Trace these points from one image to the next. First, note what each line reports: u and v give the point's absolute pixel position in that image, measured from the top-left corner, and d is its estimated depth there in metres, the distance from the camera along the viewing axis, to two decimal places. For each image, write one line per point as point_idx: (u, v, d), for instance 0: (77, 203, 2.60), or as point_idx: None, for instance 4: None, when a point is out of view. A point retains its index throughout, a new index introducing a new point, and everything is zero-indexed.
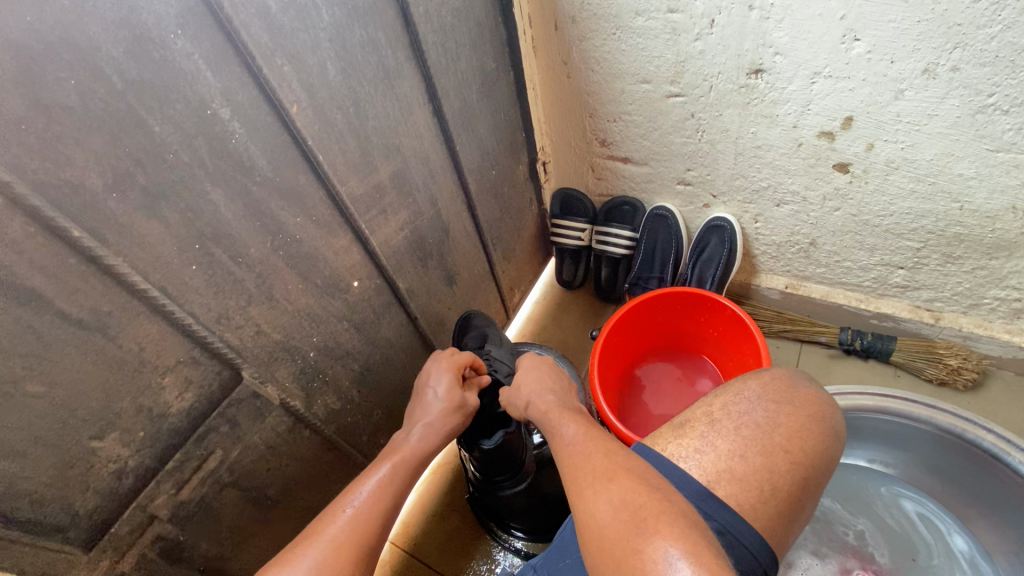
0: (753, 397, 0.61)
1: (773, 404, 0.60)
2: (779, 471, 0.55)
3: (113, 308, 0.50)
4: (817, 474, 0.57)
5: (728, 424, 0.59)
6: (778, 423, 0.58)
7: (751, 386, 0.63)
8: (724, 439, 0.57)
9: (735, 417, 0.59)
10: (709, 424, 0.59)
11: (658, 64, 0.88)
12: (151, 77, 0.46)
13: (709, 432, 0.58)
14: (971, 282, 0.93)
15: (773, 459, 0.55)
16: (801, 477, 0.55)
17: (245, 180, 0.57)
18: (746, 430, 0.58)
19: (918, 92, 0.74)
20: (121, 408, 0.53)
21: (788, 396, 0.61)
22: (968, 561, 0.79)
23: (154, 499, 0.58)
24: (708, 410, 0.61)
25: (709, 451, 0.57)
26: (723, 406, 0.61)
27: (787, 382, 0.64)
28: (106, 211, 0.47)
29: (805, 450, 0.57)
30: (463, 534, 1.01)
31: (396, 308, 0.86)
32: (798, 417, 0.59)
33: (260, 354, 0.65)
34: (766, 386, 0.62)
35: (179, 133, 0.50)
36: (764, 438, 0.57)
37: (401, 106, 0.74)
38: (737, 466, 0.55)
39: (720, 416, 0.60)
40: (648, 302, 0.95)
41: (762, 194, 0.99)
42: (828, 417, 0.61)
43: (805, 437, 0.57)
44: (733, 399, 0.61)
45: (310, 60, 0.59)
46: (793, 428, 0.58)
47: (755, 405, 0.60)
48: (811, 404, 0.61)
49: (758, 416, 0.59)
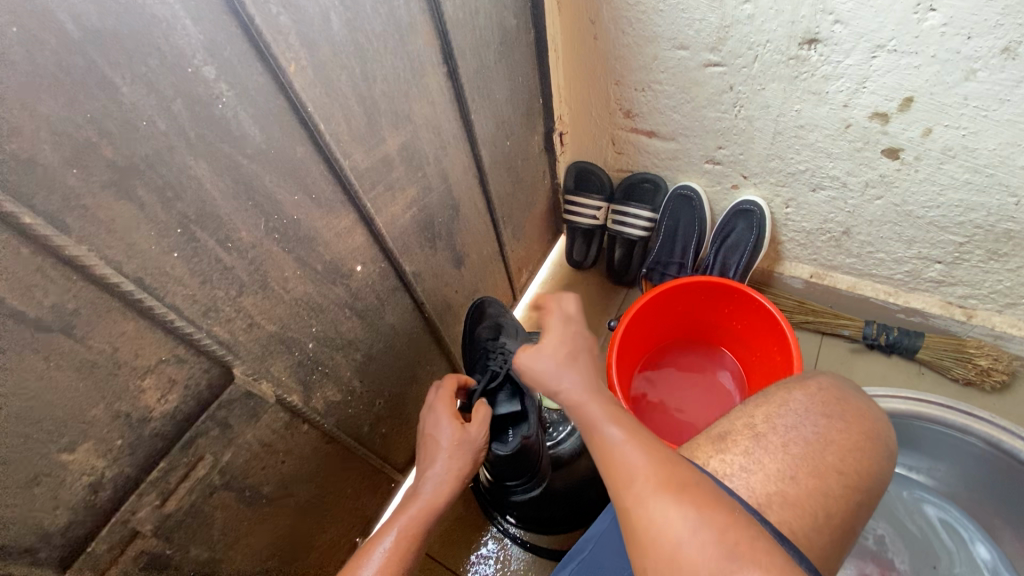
0: (800, 409, 0.53)
1: (823, 418, 0.52)
2: (834, 496, 0.48)
3: (79, 305, 0.42)
4: (870, 497, 0.50)
5: (774, 441, 0.51)
6: (830, 441, 0.51)
7: (797, 397, 0.54)
8: (770, 457, 0.49)
9: (782, 433, 0.51)
10: (752, 439, 0.51)
11: (699, 28, 0.79)
12: (116, 24, 0.37)
13: (754, 449, 0.50)
14: (1013, 281, 0.87)
15: (826, 482, 0.48)
16: (855, 502, 0.49)
17: (234, 153, 0.48)
18: (795, 448, 0.50)
19: (992, 73, 0.66)
20: (94, 415, 0.46)
21: (838, 409, 0.53)
22: (991, 570, 0.75)
23: (136, 513, 0.51)
24: (750, 421, 0.53)
25: (755, 471, 0.49)
26: (766, 418, 0.53)
27: (835, 392, 0.55)
28: (65, 191, 0.39)
29: (859, 472, 0.50)
30: (466, 523, 0.97)
31: (402, 293, 0.78)
32: (851, 433, 0.52)
33: (254, 348, 0.58)
34: (814, 397, 0.54)
35: (153, 96, 0.41)
36: (815, 458, 0.49)
37: (413, 67, 0.65)
38: (788, 489, 0.47)
39: (764, 430, 0.52)
40: (674, 288, 0.88)
41: (798, 177, 0.91)
42: (880, 432, 0.54)
43: (859, 458, 0.50)
44: (778, 411, 0.53)
45: (310, 10, 0.50)
46: (845, 447, 0.51)
47: (804, 419, 0.52)
48: (863, 419, 0.53)
49: (808, 432, 0.51)
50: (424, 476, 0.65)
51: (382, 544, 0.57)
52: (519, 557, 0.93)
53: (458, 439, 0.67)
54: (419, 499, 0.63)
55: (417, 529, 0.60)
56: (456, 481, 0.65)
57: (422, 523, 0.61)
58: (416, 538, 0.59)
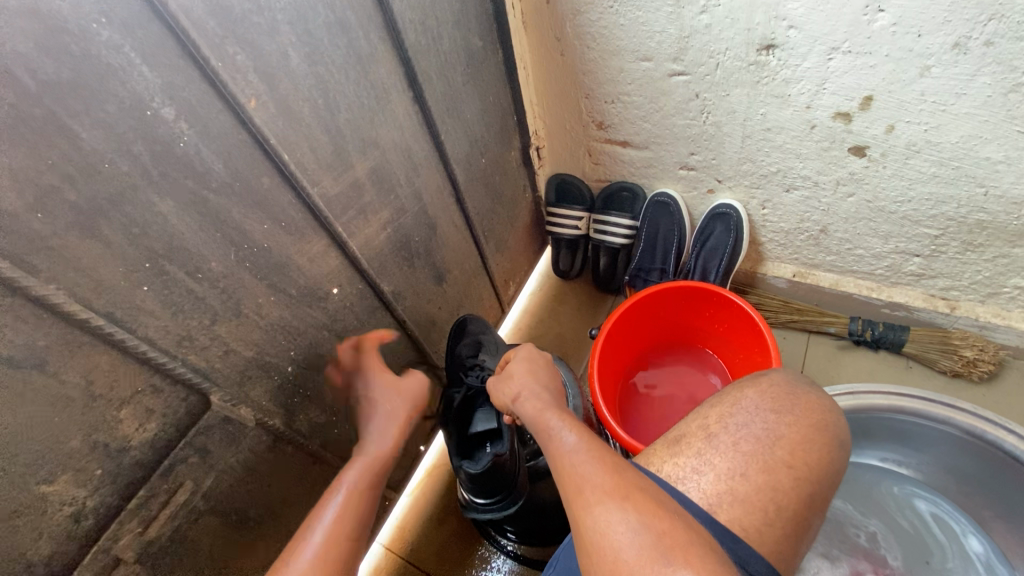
0: (751, 407, 0.53)
1: (773, 414, 0.52)
2: (784, 490, 0.48)
3: (51, 341, 0.44)
4: (824, 488, 0.50)
5: (725, 440, 0.51)
6: (780, 435, 0.51)
7: (748, 395, 0.54)
8: (722, 456, 0.50)
9: (733, 431, 0.51)
10: (706, 439, 0.51)
11: (660, 39, 0.81)
12: (73, 75, 0.40)
13: (706, 450, 0.51)
14: (992, 271, 0.87)
15: (776, 477, 0.48)
16: (806, 495, 0.48)
17: (200, 187, 0.50)
18: (745, 445, 0.50)
19: (945, 68, 0.67)
20: (72, 447, 0.48)
21: (790, 404, 0.53)
22: (984, 564, 0.76)
23: (118, 540, 0.53)
24: (703, 422, 0.53)
25: (708, 472, 0.49)
26: (719, 418, 0.53)
27: (787, 386, 0.55)
28: (31, 234, 0.41)
29: (809, 464, 0.49)
30: (460, 538, 0.98)
31: (382, 312, 0.80)
32: (802, 427, 0.51)
33: (231, 375, 0.60)
34: (765, 394, 0.54)
35: (114, 139, 0.43)
36: (764, 453, 0.49)
37: (378, 95, 0.67)
38: (738, 487, 0.48)
39: (717, 430, 0.52)
40: (652, 295, 0.88)
41: (771, 178, 0.92)
42: (832, 425, 0.53)
43: (810, 451, 0.50)
44: (729, 411, 0.53)
45: (267, 48, 0.52)
46: (796, 441, 0.50)
47: (754, 416, 0.52)
48: (813, 411, 0.53)
49: (757, 429, 0.51)
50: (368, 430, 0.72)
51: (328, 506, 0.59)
52: (514, 571, 0.94)
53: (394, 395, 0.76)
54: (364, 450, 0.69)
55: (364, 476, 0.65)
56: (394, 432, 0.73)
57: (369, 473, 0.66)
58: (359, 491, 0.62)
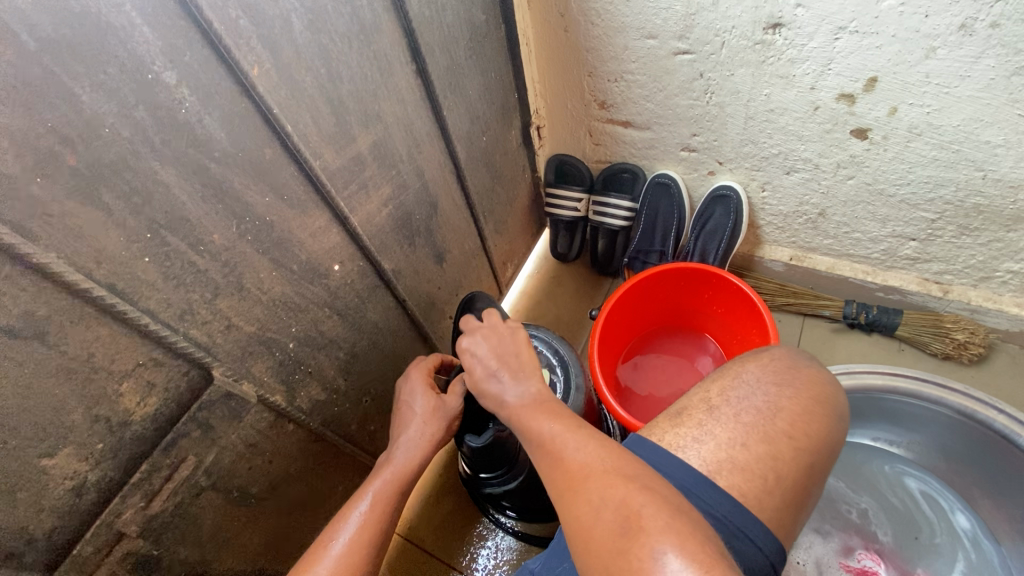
0: (752, 379, 0.54)
1: (774, 387, 0.53)
2: (783, 459, 0.48)
3: (51, 311, 0.43)
4: (822, 459, 0.50)
5: (727, 411, 0.51)
6: (780, 407, 0.51)
7: (749, 368, 0.55)
8: (723, 427, 0.50)
9: (735, 403, 0.52)
10: (707, 411, 0.52)
11: (666, 17, 0.79)
12: (72, 34, 0.38)
13: (707, 421, 0.51)
14: (986, 255, 0.89)
15: (776, 447, 0.49)
16: (804, 464, 0.49)
17: (202, 156, 0.49)
18: (746, 417, 0.50)
19: (952, 50, 0.67)
20: (73, 421, 0.47)
21: (790, 377, 0.54)
22: (970, 539, 0.79)
23: (121, 515, 0.52)
24: (705, 395, 0.54)
25: (708, 441, 0.49)
26: (721, 391, 0.53)
27: (788, 360, 0.56)
28: (30, 199, 0.39)
29: (809, 436, 0.50)
30: (458, 516, 0.98)
31: (383, 290, 0.79)
32: (801, 400, 0.52)
33: (233, 350, 0.59)
34: (765, 367, 0.55)
35: (114, 103, 0.42)
36: (764, 424, 0.50)
37: (381, 67, 0.65)
38: (738, 456, 0.48)
39: (718, 402, 0.52)
40: (652, 276, 0.89)
41: (772, 161, 0.92)
42: (830, 398, 0.53)
43: (810, 422, 0.51)
44: (731, 383, 0.54)
45: (270, 13, 0.50)
46: (795, 413, 0.51)
47: (755, 389, 0.53)
48: (814, 385, 0.54)
49: (757, 401, 0.52)
50: (396, 443, 0.67)
51: (355, 512, 0.60)
52: (512, 547, 0.95)
53: (433, 406, 0.69)
54: (391, 465, 0.66)
55: (387, 495, 0.63)
56: (429, 445, 0.68)
57: (395, 487, 0.64)
58: (388, 503, 0.62)
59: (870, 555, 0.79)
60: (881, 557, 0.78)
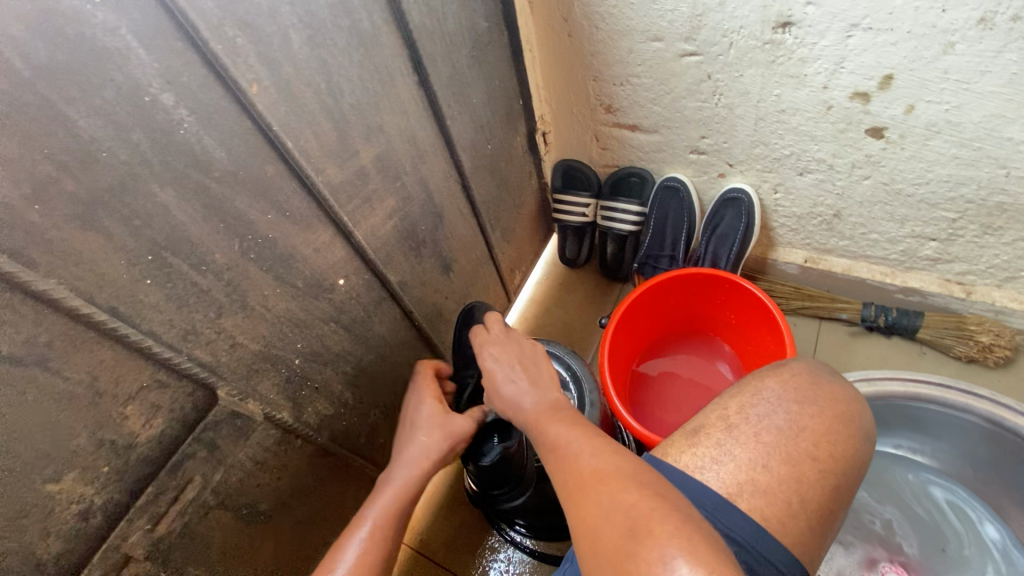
0: (773, 398, 0.51)
1: (796, 405, 0.50)
2: (807, 483, 0.46)
3: (52, 337, 0.43)
4: (848, 479, 0.49)
5: (745, 430, 0.49)
6: (803, 427, 0.49)
7: (769, 385, 0.52)
8: (742, 447, 0.48)
9: (755, 422, 0.50)
10: (725, 430, 0.50)
11: (672, 19, 0.78)
12: (66, 59, 0.38)
13: (726, 440, 0.49)
14: (1010, 254, 0.86)
15: (800, 469, 0.47)
16: (829, 486, 0.47)
17: (201, 176, 0.49)
18: (767, 436, 0.49)
19: (970, 45, 0.65)
20: (78, 444, 0.47)
21: (811, 394, 0.52)
22: (1001, 552, 0.72)
23: (128, 538, 0.52)
24: (722, 413, 0.51)
25: (728, 462, 0.47)
26: (740, 408, 0.51)
27: (809, 376, 0.53)
28: (30, 227, 0.39)
29: (834, 457, 0.48)
30: (471, 528, 0.97)
31: (389, 303, 0.78)
32: (824, 419, 0.50)
33: (238, 368, 0.58)
34: (786, 384, 0.52)
35: (112, 128, 0.42)
36: (787, 446, 0.48)
37: (383, 78, 0.65)
38: (760, 477, 0.46)
39: (738, 420, 0.50)
40: (663, 284, 0.87)
41: (784, 162, 0.90)
42: (856, 417, 0.51)
43: (833, 443, 0.49)
44: (751, 401, 0.51)
45: (268, 31, 0.50)
46: (818, 433, 0.49)
47: (776, 406, 0.50)
48: (838, 402, 0.51)
49: (778, 420, 0.50)
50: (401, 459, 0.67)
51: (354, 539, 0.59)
52: (525, 561, 0.94)
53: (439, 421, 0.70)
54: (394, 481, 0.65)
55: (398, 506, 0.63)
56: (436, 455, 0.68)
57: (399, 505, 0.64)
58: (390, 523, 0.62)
59: (896, 567, 0.76)
60: (907, 569, 0.76)
